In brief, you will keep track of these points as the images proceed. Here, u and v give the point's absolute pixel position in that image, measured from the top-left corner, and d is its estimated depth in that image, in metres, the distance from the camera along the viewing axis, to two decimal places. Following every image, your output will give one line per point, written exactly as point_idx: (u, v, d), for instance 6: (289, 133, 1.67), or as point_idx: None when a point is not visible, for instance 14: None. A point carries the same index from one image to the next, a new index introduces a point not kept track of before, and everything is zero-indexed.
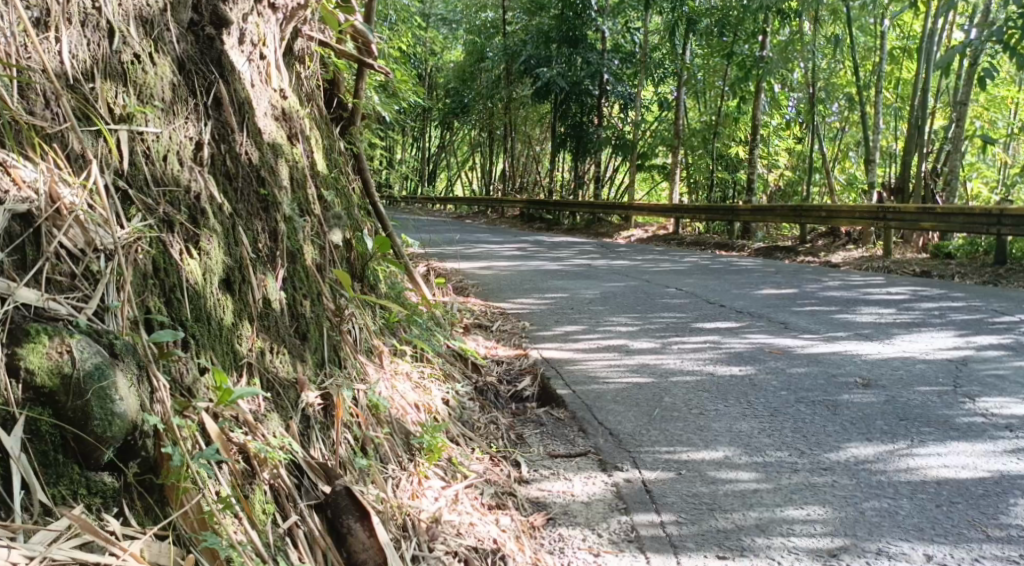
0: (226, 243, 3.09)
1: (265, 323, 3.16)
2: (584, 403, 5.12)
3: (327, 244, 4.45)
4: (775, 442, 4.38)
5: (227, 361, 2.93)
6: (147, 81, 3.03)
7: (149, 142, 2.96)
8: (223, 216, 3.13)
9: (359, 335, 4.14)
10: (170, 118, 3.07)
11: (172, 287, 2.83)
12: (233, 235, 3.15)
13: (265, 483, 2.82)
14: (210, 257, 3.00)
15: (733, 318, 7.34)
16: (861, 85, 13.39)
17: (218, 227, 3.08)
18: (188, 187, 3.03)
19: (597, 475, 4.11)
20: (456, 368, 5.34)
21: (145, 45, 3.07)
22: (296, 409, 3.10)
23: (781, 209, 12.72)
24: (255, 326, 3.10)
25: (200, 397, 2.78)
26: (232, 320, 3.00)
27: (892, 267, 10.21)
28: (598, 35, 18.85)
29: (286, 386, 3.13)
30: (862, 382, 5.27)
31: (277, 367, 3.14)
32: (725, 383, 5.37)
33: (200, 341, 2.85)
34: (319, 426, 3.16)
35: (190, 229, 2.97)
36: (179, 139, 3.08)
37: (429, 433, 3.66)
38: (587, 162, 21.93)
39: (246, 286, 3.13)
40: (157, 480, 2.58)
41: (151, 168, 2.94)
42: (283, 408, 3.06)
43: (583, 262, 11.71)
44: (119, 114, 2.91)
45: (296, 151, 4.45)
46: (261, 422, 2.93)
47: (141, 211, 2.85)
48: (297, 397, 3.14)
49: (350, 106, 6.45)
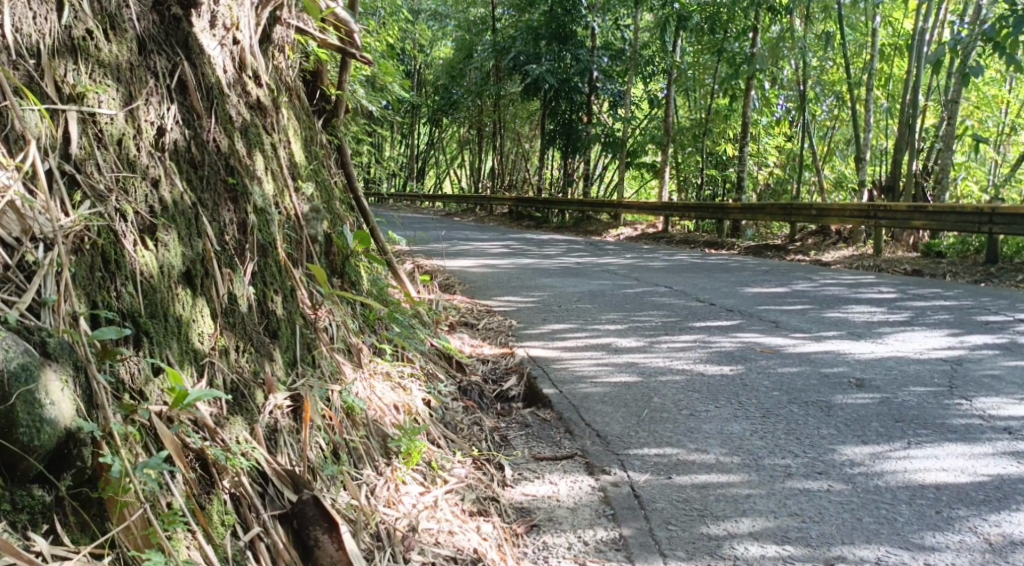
0: (186, 236, 2.91)
1: (230, 321, 2.98)
2: (571, 403, 4.96)
3: (304, 239, 4.29)
4: (767, 445, 4.22)
5: (184, 362, 2.75)
6: (100, 59, 2.85)
7: (102, 124, 2.78)
8: (185, 206, 2.95)
9: (335, 331, 3.97)
10: (126, 99, 2.89)
11: (123, 279, 2.66)
12: (196, 227, 2.97)
13: (225, 492, 2.65)
14: (167, 250, 2.82)
15: (723, 317, 7.18)
16: (852, 82, 13.27)
17: (177, 216, 2.90)
18: (144, 175, 2.85)
19: (584, 479, 3.95)
20: (440, 367, 5.17)
21: (100, 21, 2.89)
22: (262, 412, 2.93)
23: (771, 208, 12.58)
24: (218, 323, 2.92)
25: (152, 400, 2.60)
26: (191, 319, 2.82)
27: (883, 266, 10.07)
28: (588, 33, 18.69)
29: (252, 387, 2.96)
30: (856, 383, 5.12)
31: (242, 366, 2.96)
32: (716, 383, 5.21)
33: (153, 340, 2.67)
34: (289, 429, 2.99)
35: (145, 218, 2.79)
36: (138, 122, 2.90)
37: (407, 436, 3.48)
38: (576, 160, 21.78)
39: (209, 281, 2.94)
40: (94, 494, 2.41)
41: (103, 153, 2.77)
42: (248, 410, 2.89)
43: (571, 261, 11.55)
44: (68, 94, 2.72)
45: (272, 141, 4.27)
46: (221, 427, 2.76)
47: (90, 199, 2.67)
48: (264, 398, 2.97)
49: (333, 99, 6.27)
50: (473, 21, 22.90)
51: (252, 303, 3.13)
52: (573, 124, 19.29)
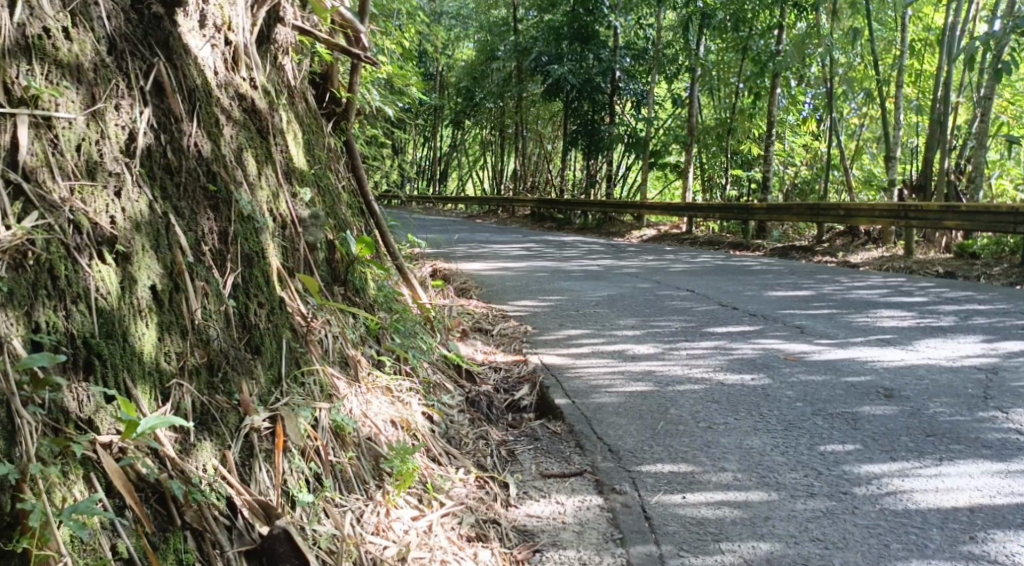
0: (153, 248, 2.75)
1: (203, 337, 2.82)
2: (583, 415, 4.76)
3: (301, 247, 4.11)
4: (788, 461, 4.00)
5: (144, 385, 2.59)
6: (60, 59, 2.68)
7: (58, 130, 2.61)
8: (154, 217, 2.79)
9: (331, 343, 3.79)
10: (88, 103, 2.73)
11: (74, 297, 2.49)
12: (166, 238, 2.81)
13: (184, 529, 2.50)
14: (130, 264, 2.66)
15: (745, 321, 6.95)
16: (880, 79, 12.98)
17: (143, 228, 2.74)
18: (106, 183, 2.69)
19: (592, 498, 3.74)
20: (448, 377, 4.98)
21: (60, 18, 2.72)
22: (235, 438, 2.77)
23: (797, 208, 12.30)
24: (188, 341, 2.76)
25: (102, 430, 2.45)
26: (154, 338, 2.66)
27: (914, 268, 9.78)
28: (610, 32, 18.44)
29: (225, 410, 2.79)
30: (884, 393, 4.88)
31: (216, 388, 2.81)
32: (736, 393, 4.99)
33: (106, 363, 2.51)
34: (263, 454, 2.82)
35: (104, 230, 2.63)
36: (100, 127, 2.74)
37: (400, 457, 3.29)
38: (599, 160, 21.54)
39: (179, 296, 2.79)
40: (11, 545, 2.26)
41: (58, 160, 2.60)
42: (219, 435, 2.73)
43: (591, 263, 11.33)
44: (19, 96, 2.55)
45: (269, 145, 4.08)
46: (186, 457, 2.61)
47: (39, 210, 2.50)
48: (238, 421, 2.81)
49: (344, 102, 5.97)
50: (495, 21, 22.73)
51: (231, 317, 2.97)
52: (596, 125, 19.08)
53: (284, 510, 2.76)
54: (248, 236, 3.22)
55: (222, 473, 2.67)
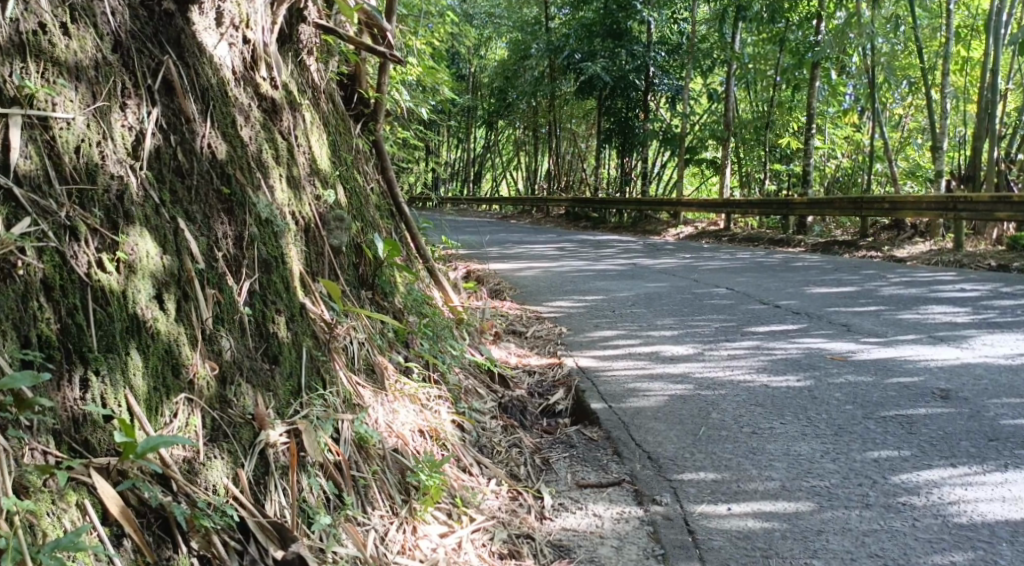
0: (159, 254, 2.62)
1: (214, 348, 2.70)
2: (620, 421, 4.58)
3: (325, 251, 3.98)
4: (840, 469, 3.82)
5: (148, 401, 2.46)
6: (57, 56, 2.55)
7: (55, 130, 2.49)
8: (159, 221, 2.67)
9: (356, 351, 3.65)
10: (88, 101, 2.60)
11: (70, 310, 2.36)
12: (174, 244, 2.68)
13: (191, 556, 2.37)
14: (133, 271, 2.53)
15: (788, 320, 6.74)
16: (924, 68, 12.70)
17: (147, 231, 2.61)
18: (108, 187, 2.56)
19: (632, 511, 3.58)
20: (480, 382, 4.82)
21: (57, 12, 2.59)
22: (250, 455, 2.64)
23: (839, 203, 12.03)
24: (198, 353, 2.63)
25: (100, 453, 2.32)
26: (160, 350, 2.54)
27: (964, 262, 9.50)
28: (644, 28, 18.22)
29: (239, 424, 2.67)
30: (940, 395, 4.68)
31: (230, 404, 2.68)
32: (781, 396, 4.78)
33: (105, 378, 2.38)
34: (279, 472, 2.68)
35: (105, 236, 2.50)
36: (101, 127, 2.61)
37: (428, 470, 3.14)
38: (634, 159, 21.32)
39: (188, 305, 2.66)
40: None
41: (55, 161, 2.47)
42: (231, 452, 2.60)
43: (626, 262, 11.13)
44: (14, 95, 2.42)
45: (291, 145, 3.93)
46: (193, 479, 2.48)
47: (31, 216, 2.37)
48: (253, 437, 2.68)
49: (372, 103, 5.79)
50: (527, 20, 22.61)
51: (246, 326, 2.85)
52: (630, 122, 18.87)
53: (301, 532, 2.62)
54: (266, 241, 3.09)
55: (233, 492, 2.54)
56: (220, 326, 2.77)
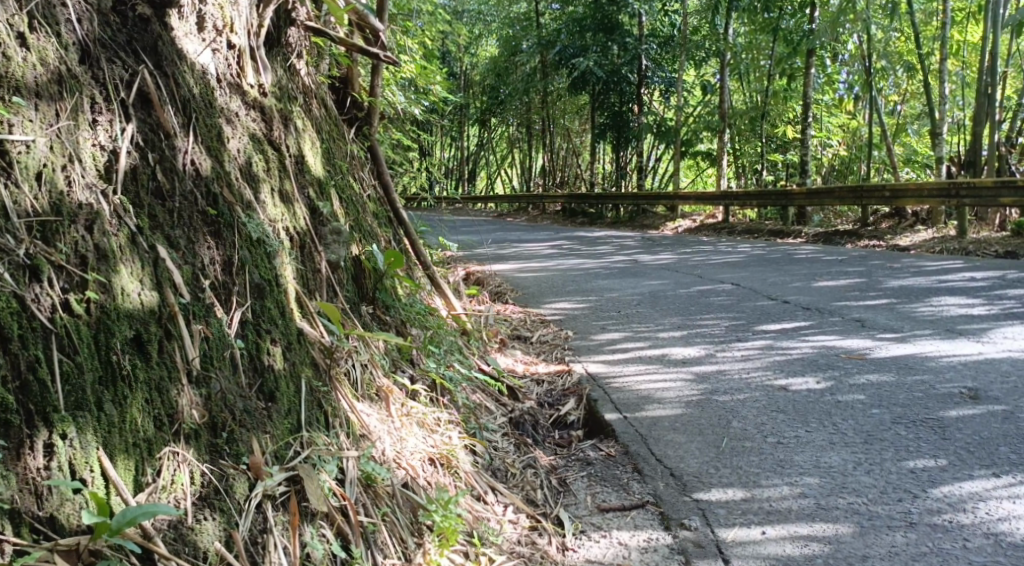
0: (136, 290, 2.38)
1: (202, 391, 2.45)
2: (638, 433, 4.32)
3: (322, 268, 3.74)
4: (877, 483, 3.63)
5: (126, 461, 2.23)
6: (16, 71, 2.31)
7: (12, 155, 2.24)
8: (137, 251, 2.42)
9: (359, 375, 3.42)
10: (50, 120, 2.35)
11: (30, 363, 2.13)
12: (154, 276, 2.44)
13: None
14: (105, 312, 2.29)
15: (799, 316, 6.50)
16: (922, 53, 12.50)
17: (121, 266, 2.36)
18: (75, 217, 2.32)
19: (660, 538, 3.38)
20: (489, 396, 4.56)
21: (15, 21, 2.34)
22: (245, 513, 2.39)
23: (839, 191, 11.81)
24: (184, 399, 2.39)
25: (66, 535, 2.09)
26: (140, 398, 2.30)
27: (970, 249, 9.27)
28: (635, 21, 17.98)
29: (233, 475, 2.42)
30: (969, 394, 4.46)
31: (223, 454, 2.43)
32: (803, 401, 4.52)
33: (74, 435, 2.15)
34: (279, 528, 2.44)
35: (73, 274, 2.26)
36: (66, 149, 2.37)
37: (442, 510, 2.86)
38: (628, 153, 21.09)
39: (171, 344, 2.42)
40: None
41: (11, 191, 2.22)
42: (223, 511, 2.35)
43: (625, 259, 10.89)
44: None
45: (280, 153, 3.67)
46: (178, 550, 2.23)
47: None
48: (249, 488, 2.43)
49: (366, 106, 5.53)
50: (517, 17, 22.34)
51: (239, 361, 2.60)
52: (624, 116, 18.64)
53: None
54: (258, 263, 2.85)
55: (227, 557, 2.29)
56: (207, 363, 2.51)
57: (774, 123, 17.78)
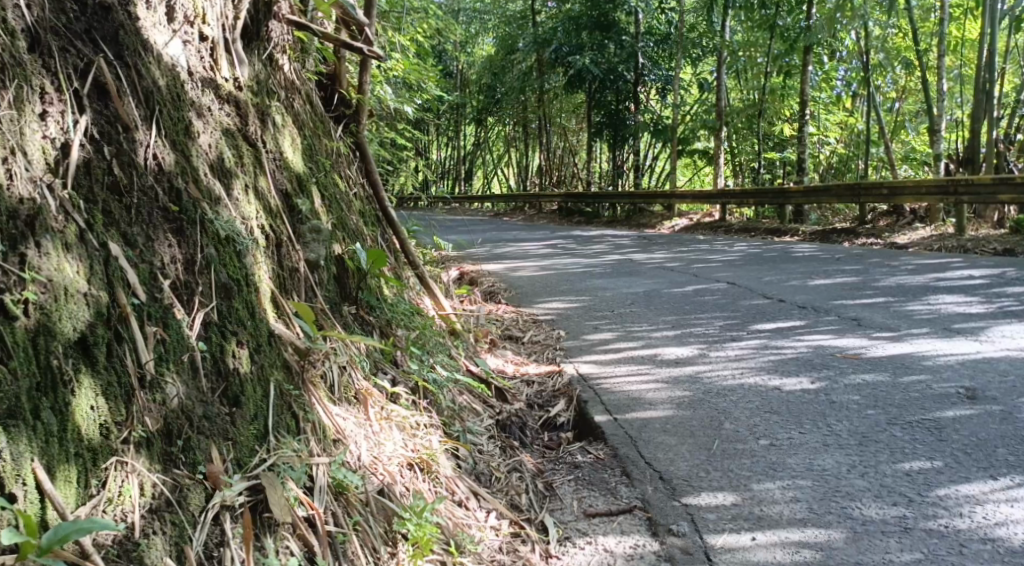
0: (83, 290, 2.28)
1: (156, 397, 2.35)
2: (628, 435, 4.20)
3: (300, 266, 3.63)
4: (871, 487, 3.52)
5: (64, 472, 2.14)
6: None
7: None
8: (86, 249, 2.32)
9: (337, 378, 3.31)
10: None
11: None
12: (104, 275, 2.34)
13: None
14: (48, 313, 2.19)
15: (794, 315, 6.39)
16: (920, 51, 12.39)
17: (66, 264, 2.26)
18: (17, 213, 2.22)
19: (647, 544, 3.28)
20: (476, 398, 4.44)
21: None
22: (200, 525, 2.31)
23: (836, 189, 11.70)
24: (132, 405, 2.30)
25: None
26: (84, 404, 2.20)
27: (968, 247, 9.17)
28: (632, 19, 17.86)
29: (188, 486, 2.34)
30: (967, 394, 4.35)
31: (176, 464, 2.34)
32: (797, 402, 4.41)
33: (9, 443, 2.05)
34: (237, 541, 2.36)
35: (12, 273, 2.15)
36: (10, 141, 2.26)
37: (417, 517, 2.76)
38: (625, 152, 20.97)
39: (121, 348, 2.32)
40: None
41: None
42: (175, 524, 2.27)
43: (620, 258, 10.77)
44: None
45: (255, 149, 3.55)
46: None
47: None
48: (206, 500, 2.35)
49: (354, 103, 5.41)
50: (513, 15, 22.22)
51: (200, 365, 2.50)
52: (621, 114, 18.52)
53: None
54: (226, 262, 2.74)
55: None
56: (163, 368, 2.41)
57: (772, 121, 17.67)
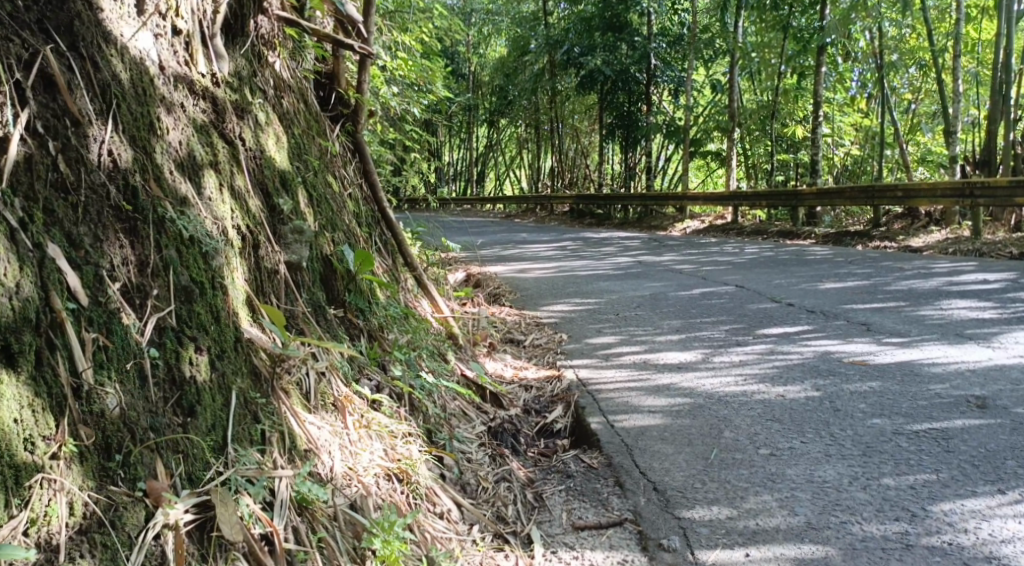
0: (11, 291, 2.20)
1: (93, 409, 2.27)
2: (624, 442, 4.05)
3: (281, 269, 3.49)
4: (873, 500, 3.36)
5: None
6: None
7: None
8: (17, 250, 2.24)
9: (313, 385, 3.17)
10: None
11: None
12: (39, 277, 2.26)
13: None
14: None
15: (802, 319, 6.22)
16: (936, 51, 12.14)
17: None
18: None
19: (635, 560, 3.14)
20: (469, 403, 4.29)
21: None
22: (138, 545, 2.24)
23: (849, 192, 11.50)
24: (64, 415, 2.22)
25: None
26: (6, 416, 2.13)
27: (984, 251, 8.97)
28: (644, 20, 17.64)
29: (125, 504, 2.26)
30: (977, 403, 4.18)
31: (113, 480, 2.26)
32: (800, 410, 4.25)
33: None
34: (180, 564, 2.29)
35: None
36: None
37: (387, 531, 2.67)
38: (637, 154, 20.77)
39: (54, 355, 2.24)
40: None
41: None
42: (106, 546, 2.19)
43: (628, 260, 10.60)
44: None
45: (234, 145, 3.42)
46: None
47: None
48: (147, 519, 2.28)
49: (353, 102, 5.25)
50: (525, 16, 22.06)
51: (149, 372, 2.43)
52: (634, 116, 18.31)
53: None
54: (188, 262, 2.66)
55: None
56: (103, 380, 2.32)
57: (784, 122, 17.47)
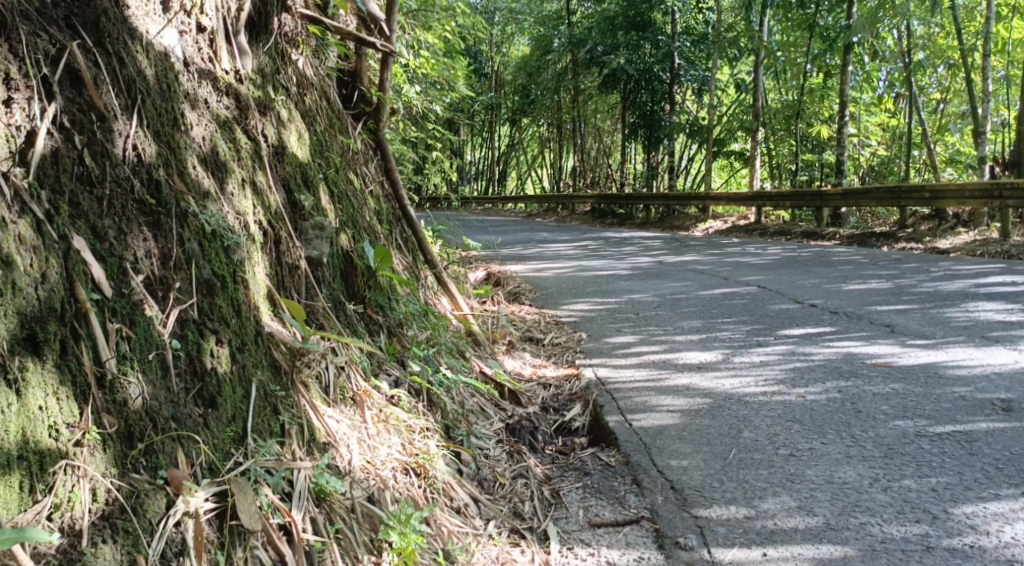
0: (36, 282, 2.23)
1: (116, 398, 2.30)
2: (642, 441, 4.06)
3: (302, 264, 3.51)
4: (894, 502, 3.35)
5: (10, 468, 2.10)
6: None
7: None
8: (44, 241, 2.27)
9: (332, 379, 3.20)
10: None
11: None
12: (63, 268, 2.29)
13: None
14: None
15: (825, 320, 6.20)
16: (964, 50, 12.03)
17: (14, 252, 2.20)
18: None
19: (651, 558, 3.14)
20: (488, 399, 4.31)
21: None
22: (158, 532, 2.27)
23: (875, 193, 11.43)
24: (87, 403, 2.25)
25: None
26: (32, 403, 2.16)
27: (1011, 253, 8.91)
28: (668, 19, 17.57)
29: (146, 492, 2.29)
30: (1001, 406, 4.16)
31: (135, 468, 2.29)
32: (821, 411, 4.24)
33: None
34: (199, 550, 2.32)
35: None
36: None
37: (404, 523, 2.69)
38: (660, 154, 20.70)
39: (78, 344, 2.27)
40: None
41: None
42: (128, 532, 2.22)
43: (649, 260, 10.58)
44: None
45: (256, 141, 3.45)
46: None
47: None
48: (167, 506, 2.31)
49: (375, 100, 5.27)
50: (548, 15, 22.03)
51: (171, 363, 2.46)
52: (657, 115, 18.26)
53: None
54: (210, 256, 2.69)
55: None
56: (125, 369, 2.35)
57: (809, 122, 17.38)
